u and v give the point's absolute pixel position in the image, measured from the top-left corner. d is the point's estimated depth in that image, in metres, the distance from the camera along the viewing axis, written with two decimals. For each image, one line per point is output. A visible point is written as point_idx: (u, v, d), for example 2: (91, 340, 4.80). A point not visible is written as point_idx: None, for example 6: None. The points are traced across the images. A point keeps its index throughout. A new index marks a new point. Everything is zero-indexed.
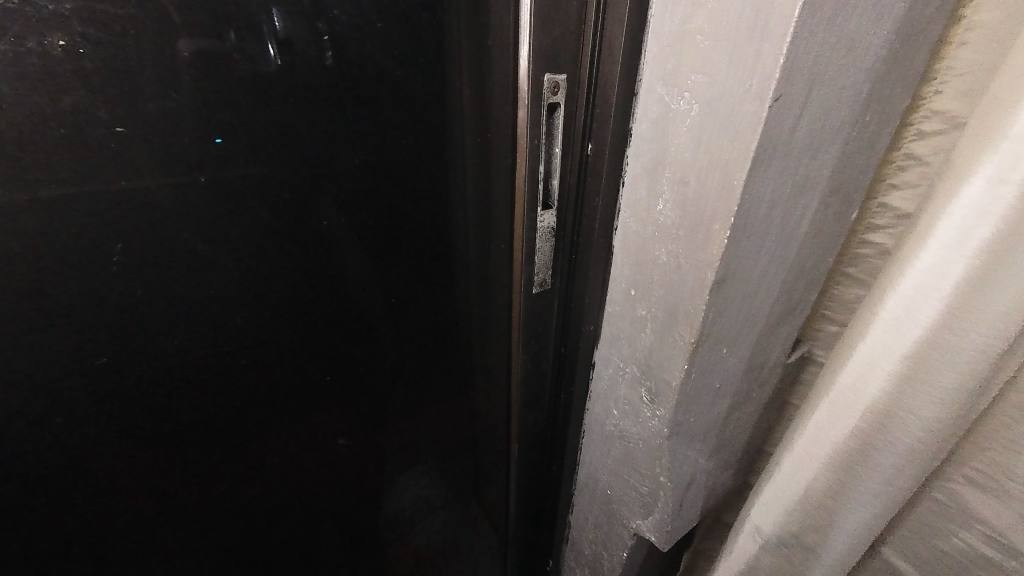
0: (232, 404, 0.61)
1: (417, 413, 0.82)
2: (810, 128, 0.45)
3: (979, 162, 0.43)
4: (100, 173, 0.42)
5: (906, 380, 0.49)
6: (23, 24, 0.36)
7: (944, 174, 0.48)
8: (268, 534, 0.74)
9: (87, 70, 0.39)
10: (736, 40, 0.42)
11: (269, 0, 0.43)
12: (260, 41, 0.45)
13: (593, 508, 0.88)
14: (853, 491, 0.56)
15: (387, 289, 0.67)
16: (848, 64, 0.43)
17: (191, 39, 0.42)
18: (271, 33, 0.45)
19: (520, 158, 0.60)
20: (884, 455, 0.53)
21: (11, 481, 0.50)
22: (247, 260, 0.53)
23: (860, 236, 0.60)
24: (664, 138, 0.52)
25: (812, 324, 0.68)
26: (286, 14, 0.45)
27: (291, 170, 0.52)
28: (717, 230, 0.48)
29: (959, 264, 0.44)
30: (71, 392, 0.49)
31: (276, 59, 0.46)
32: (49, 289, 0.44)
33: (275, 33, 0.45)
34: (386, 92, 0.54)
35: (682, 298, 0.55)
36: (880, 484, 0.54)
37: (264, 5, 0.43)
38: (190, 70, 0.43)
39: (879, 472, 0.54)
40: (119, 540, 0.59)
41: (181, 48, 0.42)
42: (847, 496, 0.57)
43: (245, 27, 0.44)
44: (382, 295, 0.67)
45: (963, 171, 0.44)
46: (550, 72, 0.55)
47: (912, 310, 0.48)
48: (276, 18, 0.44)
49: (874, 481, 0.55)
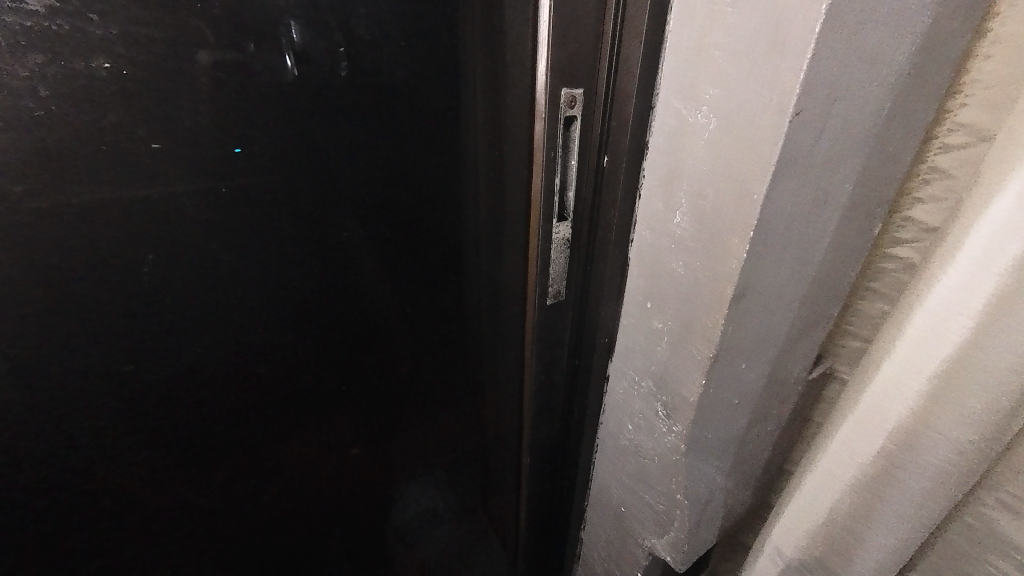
0: (251, 409, 0.62)
1: (429, 423, 0.82)
2: (831, 142, 0.45)
3: (1008, 177, 0.42)
4: (134, 186, 0.44)
5: (934, 400, 0.48)
6: (72, 47, 0.38)
7: (972, 188, 0.47)
8: (281, 541, 0.75)
9: (127, 90, 0.41)
10: (755, 55, 0.42)
11: (287, 13, 0.45)
12: (280, 53, 0.46)
13: (606, 523, 0.86)
14: (879, 516, 0.54)
15: (402, 299, 0.68)
16: (871, 79, 0.43)
17: (210, 50, 0.43)
18: (291, 46, 0.46)
19: (536, 170, 0.61)
20: (912, 479, 0.51)
21: (40, 483, 0.51)
22: (269, 269, 0.55)
23: (884, 250, 0.58)
24: (680, 152, 0.52)
25: (834, 340, 0.67)
26: (307, 30, 0.46)
27: (314, 183, 0.53)
28: (736, 244, 0.48)
29: (990, 282, 0.42)
30: (98, 398, 0.51)
31: (295, 70, 0.48)
32: (83, 297, 0.46)
33: (292, 44, 0.46)
34: (406, 107, 0.56)
35: (700, 311, 0.54)
36: (909, 509, 0.52)
37: (282, 17, 0.45)
38: (211, 82, 0.44)
39: (907, 497, 0.52)
40: (138, 543, 0.60)
41: (199, 58, 0.43)
42: (873, 520, 0.55)
43: (264, 39, 0.45)
44: (398, 304, 0.68)
45: (992, 186, 0.43)
46: (567, 86, 0.56)
47: (940, 328, 0.47)
48: (293, 31, 0.46)
49: (902, 506, 0.53)
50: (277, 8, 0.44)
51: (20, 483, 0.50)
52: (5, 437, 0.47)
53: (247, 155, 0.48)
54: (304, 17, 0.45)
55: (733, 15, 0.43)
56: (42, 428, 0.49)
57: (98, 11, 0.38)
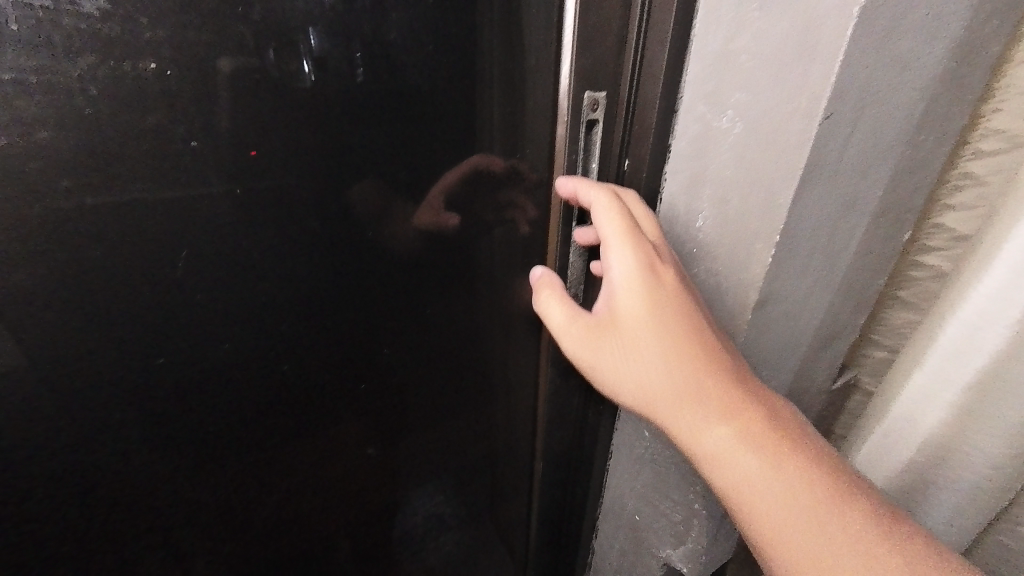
0: (263, 415, 0.60)
1: (441, 428, 0.79)
2: (862, 145, 0.46)
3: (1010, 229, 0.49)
4: (169, 186, 0.44)
5: (964, 414, 0.56)
6: (122, 49, 0.39)
7: (994, 214, 0.52)
8: (281, 547, 0.71)
9: (171, 89, 0.41)
10: (783, 60, 0.43)
11: (307, 20, 0.44)
12: (296, 59, 0.45)
13: (618, 534, 0.91)
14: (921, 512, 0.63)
15: (450, 213, 0.62)
16: (904, 82, 0.44)
17: (231, 57, 0.42)
18: (309, 51, 0.45)
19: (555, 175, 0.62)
20: (945, 486, 0.59)
21: (64, 481, 0.50)
22: (290, 265, 0.53)
23: (913, 258, 0.62)
24: (704, 155, 0.52)
25: (858, 350, 0.70)
26: (322, 31, 0.45)
27: (321, 171, 0.50)
28: (760, 249, 0.49)
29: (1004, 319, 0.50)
30: (117, 396, 0.49)
31: (310, 76, 0.46)
32: (119, 292, 0.45)
33: (310, 51, 0.45)
34: (432, 110, 0.54)
35: (723, 317, 0.57)
36: (946, 507, 0.61)
37: (302, 25, 0.44)
38: (230, 88, 0.43)
39: (940, 500, 0.61)
40: (155, 548, 0.59)
41: (221, 66, 0.42)
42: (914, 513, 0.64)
43: (285, 47, 0.44)
44: (444, 221, 0.62)
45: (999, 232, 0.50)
46: (590, 90, 0.56)
47: (961, 357, 0.54)
48: (312, 37, 0.45)
49: (940, 505, 0.61)
50: (299, 17, 0.44)
51: (44, 481, 0.49)
52: (36, 433, 0.47)
53: (270, 154, 0.47)
54: (325, 23, 0.45)
55: (761, 20, 0.43)
56: (66, 429, 0.48)
57: (150, 16, 0.39)
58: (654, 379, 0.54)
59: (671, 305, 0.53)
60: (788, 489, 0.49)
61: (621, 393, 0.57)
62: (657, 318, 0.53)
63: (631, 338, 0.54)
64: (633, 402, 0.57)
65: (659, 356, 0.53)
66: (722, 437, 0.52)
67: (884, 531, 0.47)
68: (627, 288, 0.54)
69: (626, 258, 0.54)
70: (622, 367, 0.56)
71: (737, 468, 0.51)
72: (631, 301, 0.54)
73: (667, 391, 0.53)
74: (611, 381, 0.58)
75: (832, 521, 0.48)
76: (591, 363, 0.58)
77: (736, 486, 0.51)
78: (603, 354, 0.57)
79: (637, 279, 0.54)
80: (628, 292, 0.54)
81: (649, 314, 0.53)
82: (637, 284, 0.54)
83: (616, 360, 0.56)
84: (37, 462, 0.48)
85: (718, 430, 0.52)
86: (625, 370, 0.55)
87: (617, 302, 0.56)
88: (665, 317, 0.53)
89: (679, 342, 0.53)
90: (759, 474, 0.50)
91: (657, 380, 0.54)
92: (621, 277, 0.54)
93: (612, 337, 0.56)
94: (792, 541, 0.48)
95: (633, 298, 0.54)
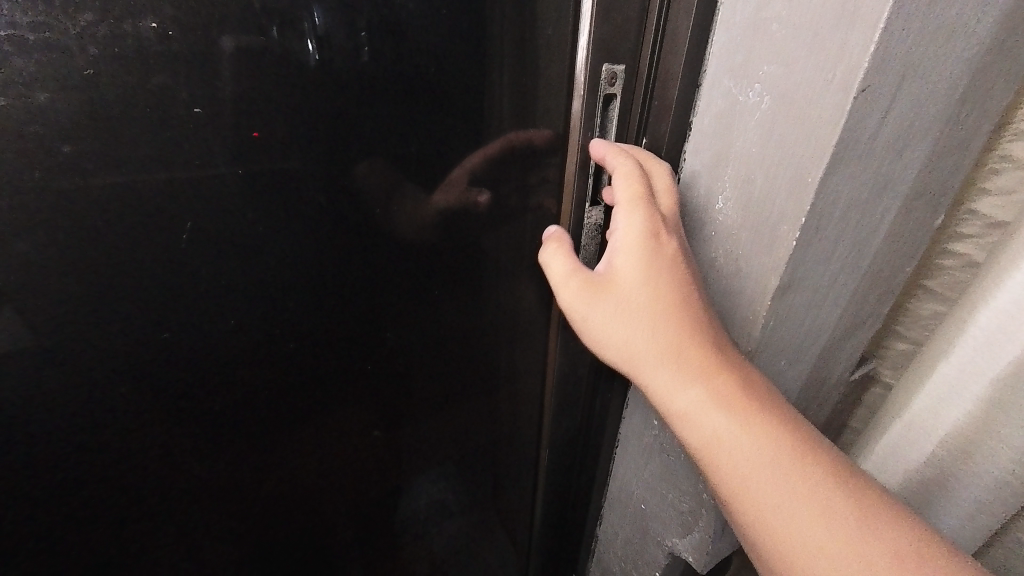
0: (271, 394, 0.60)
1: (447, 413, 0.78)
2: (899, 121, 0.45)
3: None
4: (171, 155, 0.42)
5: (992, 405, 0.56)
6: (121, 5, 0.37)
7: None
8: (284, 528, 0.71)
9: (173, 51, 0.39)
10: (818, 28, 0.41)
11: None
12: (301, 38, 0.43)
13: (624, 523, 0.91)
14: (945, 502, 0.64)
15: (480, 190, 0.61)
16: (946, 54, 0.43)
17: (234, 35, 0.41)
18: (313, 31, 0.43)
19: (570, 153, 0.60)
20: (967, 477, 0.61)
21: (71, 452, 0.50)
22: (297, 244, 0.52)
23: (943, 245, 0.62)
24: (728, 133, 0.51)
25: (880, 342, 0.71)
26: (327, 10, 0.43)
27: (328, 146, 0.49)
28: (785, 232, 0.48)
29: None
30: (116, 371, 0.48)
31: (314, 56, 0.44)
32: (123, 262, 0.44)
33: (315, 29, 0.43)
34: (444, 81, 0.51)
35: (741, 305, 0.55)
36: (971, 496, 0.61)
37: (306, 2, 0.42)
38: (233, 66, 0.42)
39: (961, 494, 0.62)
40: (161, 523, 0.59)
41: (225, 44, 0.41)
42: (936, 503, 0.65)
43: (287, 24, 0.42)
44: (474, 198, 0.61)
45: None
46: (608, 62, 0.53)
47: (993, 347, 0.55)
48: (317, 14, 0.43)
49: (965, 494, 0.62)
50: None
51: (51, 451, 0.49)
52: (43, 403, 0.47)
53: (275, 128, 0.46)
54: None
55: None
56: (74, 400, 0.48)
57: None
58: (641, 339, 0.51)
59: (668, 270, 0.52)
60: (765, 461, 0.46)
61: (605, 349, 0.54)
62: (653, 281, 0.51)
63: (623, 296, 0.52)
64: (614, 360, 0.54)
65: (648, 315, 0.51)
66: (700, 402, 0.48)
67: (860, 514, 0.43)
68: (627, 247, 0.52)
69: (633, 218, 0.52)
70: (609, 324, 0.53)
71: (715, 436, 0.47)
72: (630, 261, 0.52)
73: (653, 352, 0.50)
74: (596, 338, 0.54)
75: (808, 496, 0.44)
76: (581, 319, 0.55)
77: (711, 454, 0.48)
78: (591, 310, 0.53)
79: (639, 240, 0.52)
80: (628, 252, 0.52)
81: (645, 277, 0.51)
82: (638, 245, 0.52)
83: (605, 315, 0.53)
84: (45, 432, 0.48)
85: (694, 394, 0.49)
86: (611, 326, 0.53)
87: (614, 261, 0.53)
88: (661, 280, 0.51)
89: (673, 304, 0.50)
90: (739, 445, 0.46)
91: (643, 340, 0.51)
92: (622, 236, 0.53)
93: (605, 295, 0.53)
94: (760, 511, 0.46)
95: (633, 258, 0.52)
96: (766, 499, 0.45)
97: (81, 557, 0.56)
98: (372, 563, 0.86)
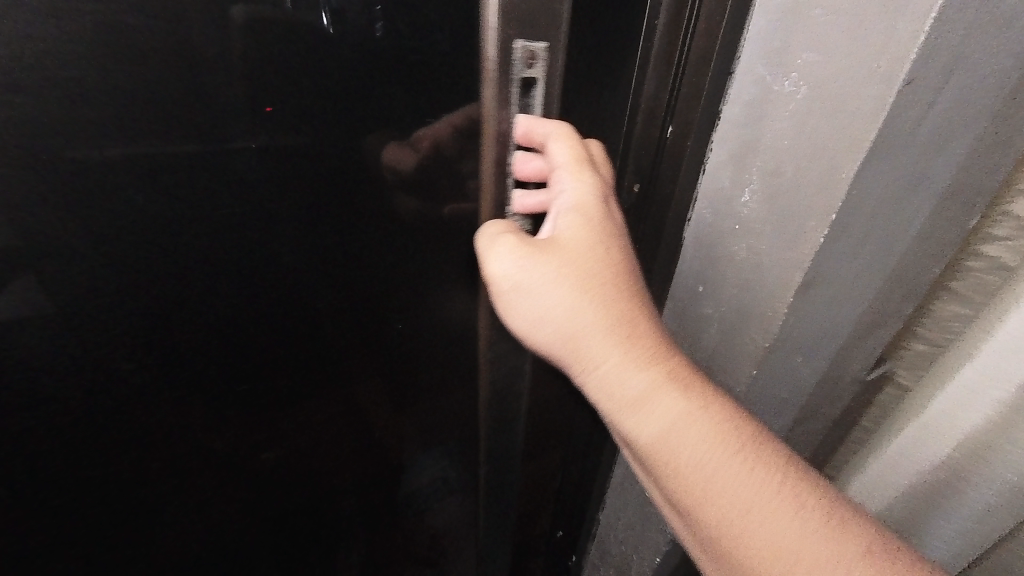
0: (280, 369, 0.61)
1: (451, 395, 0.79)
2: (943, 116, 0.43)
3: None
4: (182, 130, 0.42)
5: (1014, 410, 0.58)
6: None
7: None
8: (291, 500, 0.74)
9: (185, 23, 0.38)
10: (864, 15, 0.40)
11: None
12: (315, 10, 0.42)
13: (626, 510, 0.93)
14: (957, 501, 0.66)
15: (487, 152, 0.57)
16: (998, 45, 0.41)
17: (246, 4, 0.39)
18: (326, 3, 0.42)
19: (488, 145, 0.55)
20: (979, 479, 0.63)
21: (83, 420, 0.51)
22: (310, 224, 0.52)
23: (973, 248, 0.60)
24: (759, 122, 0.50)
25: (899, 344, 0.69)
26: None
27: (338, 126, 0.48)
28: (812, 228, 0.49)
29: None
30: (129, 343, 0.49)
31: (328, 29, 0.43)
32: (136, 238, 0.45)
33: (329, 2, 0.42)
34: (461, 62, 0.50)
35: (760, 299, 0.56)
36: (982, 496, 0.63)
37: None
38: (242, 37, 0.41)
39: (974, 496, 0.64)
40: (169, 493, 0.61)
41: (234, 13, 0.39)
42: (946, 501, 0.67)
43: None
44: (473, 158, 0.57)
45: None
46: (523, 38, 0.47)
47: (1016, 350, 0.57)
48: None
49: (975, 493, 0.64)
50: None
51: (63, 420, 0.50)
52: (57, 372, 0.48)
53: (290, 106, 0.45)
54: None
55: None
56: (86, 370, 0.49)
57: None
58: (587, 322, 0.48)
59: (613, 239, 0.52)
60: (708, 446, 0.44)
61: (545, 335, 0.51)
62: (602, 248, 0.51)
63: (567, 267, 0.49)
64: (559, 349, 0.51)
65: (595, 293, 0.49)
66: (646, 388, 0.47)
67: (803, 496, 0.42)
68: (579, 205, 0.52)
69: (581, 176, 0.53)
70: (553, 302, 0.49)
71: (658, 424, 0.46)
72: (578, 223, 0.52)
73: (601, 334, 0.48)
74: (540, 318, 0.50)
75: (773, 496, 0.42)
76: (516, 288, 0.50)
77: (658, 446, 0.46)
78: (527, 277, 0.50)
79: (589, 198, 0.53)
80: (577, 211, 0.52)
81: (590, 248, 0.50)
82: (587, 210, 0.52)
83: (552, 292, 0.49)
84: (59, 401, 0.49)
85: (641, 380, 0.47)
86: (556, 308, 0.49)
87: (563, 219, 0.52)
88: (602, 248, 0.51)
89: (619, 284, 0.50)
90: (685, 433, 0.45)
91: (591, 321, 0.48)
92: (574, 192, 0.53)
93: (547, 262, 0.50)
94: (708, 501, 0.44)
95: (580, 219, 0.52)
96: (730, 501, 0.43)
97: (89, 526, 0.57)
98: (375, 536, 0.89)
